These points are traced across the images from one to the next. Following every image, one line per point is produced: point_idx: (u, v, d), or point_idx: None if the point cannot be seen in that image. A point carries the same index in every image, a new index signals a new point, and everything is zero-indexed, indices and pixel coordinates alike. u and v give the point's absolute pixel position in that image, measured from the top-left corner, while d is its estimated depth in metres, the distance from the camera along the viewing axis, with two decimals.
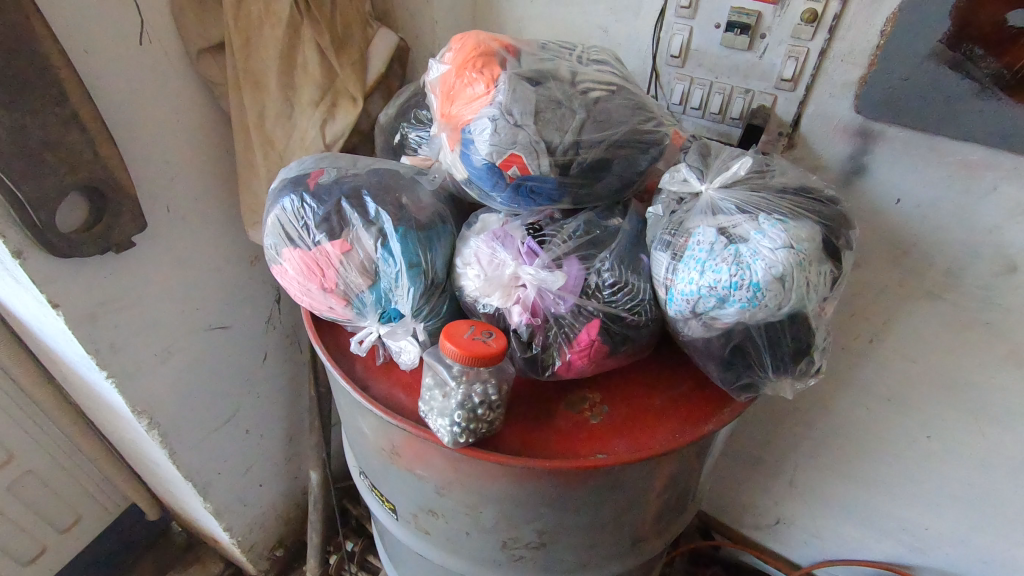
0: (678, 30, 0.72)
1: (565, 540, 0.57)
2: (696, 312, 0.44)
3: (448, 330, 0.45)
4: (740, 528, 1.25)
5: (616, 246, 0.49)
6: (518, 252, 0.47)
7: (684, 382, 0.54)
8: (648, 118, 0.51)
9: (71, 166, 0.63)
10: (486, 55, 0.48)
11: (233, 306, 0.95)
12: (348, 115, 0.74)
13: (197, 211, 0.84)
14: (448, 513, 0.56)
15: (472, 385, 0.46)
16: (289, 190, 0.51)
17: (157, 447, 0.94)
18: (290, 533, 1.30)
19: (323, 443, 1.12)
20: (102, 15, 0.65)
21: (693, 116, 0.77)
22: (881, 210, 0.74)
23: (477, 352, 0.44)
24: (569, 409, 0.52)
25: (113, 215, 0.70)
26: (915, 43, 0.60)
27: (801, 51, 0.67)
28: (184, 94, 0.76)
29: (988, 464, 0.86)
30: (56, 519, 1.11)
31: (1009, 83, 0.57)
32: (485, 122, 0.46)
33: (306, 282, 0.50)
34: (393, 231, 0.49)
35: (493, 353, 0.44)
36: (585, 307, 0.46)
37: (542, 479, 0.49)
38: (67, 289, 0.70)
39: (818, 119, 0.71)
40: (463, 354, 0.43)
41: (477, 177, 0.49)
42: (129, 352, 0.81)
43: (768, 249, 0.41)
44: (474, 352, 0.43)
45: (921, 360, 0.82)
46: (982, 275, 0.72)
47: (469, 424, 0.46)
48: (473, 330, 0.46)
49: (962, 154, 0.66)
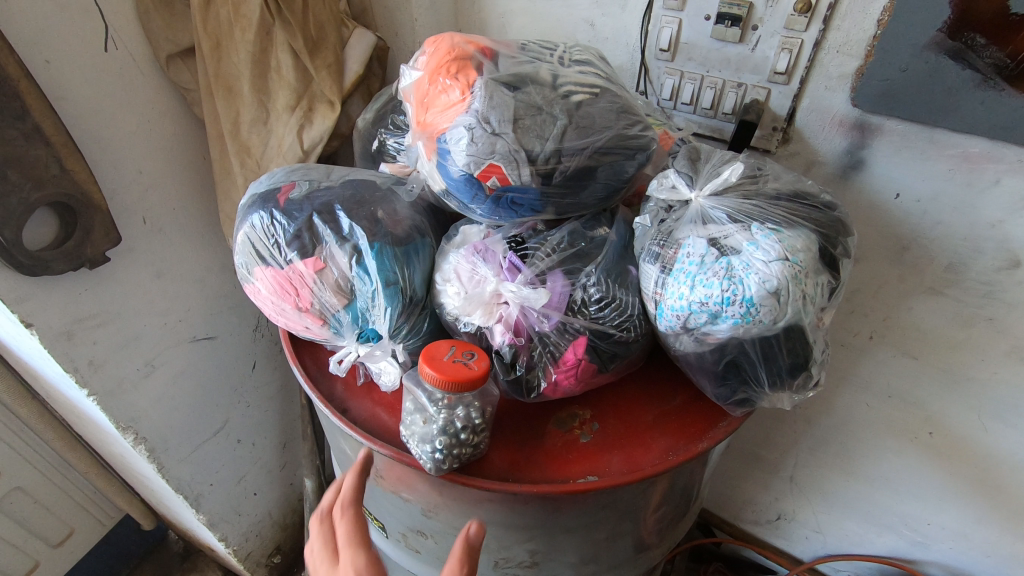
0: (666, 23, 0.69)
1: (558, 558, 0.55)
2: (686, 328, 0.42)
3: (427, 353, 0.43)
4: (741, 524, 1.24)
5: (602, 258, 0.46)
6: (499, 267, 0.45)
7: (677, 396, 0.52)
8: (633, 121, 0.48)
9: (36, 182, 0.60)
10: (460, 59, 0.45)
11: (217, 316, 0.93)
12: (325, 119, 0.71)
13: (174, 222, 0.81)
14: (437, 534, 0.54)
15: (454, 410, 0.44)
16: (259, 205, 0.49)
17: (145, 462, 0.92)
18: (288, 540, 1.29)
19: (316, 450, 1.10)
20: (63, 21, 0.62)
21: (684, 112, 0.75)
22: (880, 205, 0.71)
23: (463, 379, 0.42)
24: (558, 428, 0.50)
25: (85, 231, 0.68)
26: (914, 33, 0.58)
27: (794, 43, 0.64)
28: (155, 101, 0.73)
29: (991, 460, 0.85)
30: (48, 533, 1.09)
31: (1011, 73, 0.55)
32: (461, 131, 0.43)
33: (281, 302, 0.48)
34: (368, 247, 0.46)
35: (474, 377, 0.42)
36: (571, 325, 0.44)
37: (530, 502, 0.47)
38: (40, 308, 0.68)
39: (813, 113, 0.69)
40: (443, 379, 0.41)
41: (455, 189, 0.46)
42: (110, 368, 0.79)
43: (762, 262, 0.39)
44: (453, 376, 0.41)
45: (922, 356, 0.80)
46: (985, 271, 0.69)
47: (452, 450, 0.44)
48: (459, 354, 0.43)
49: (964, 147, 0.63)
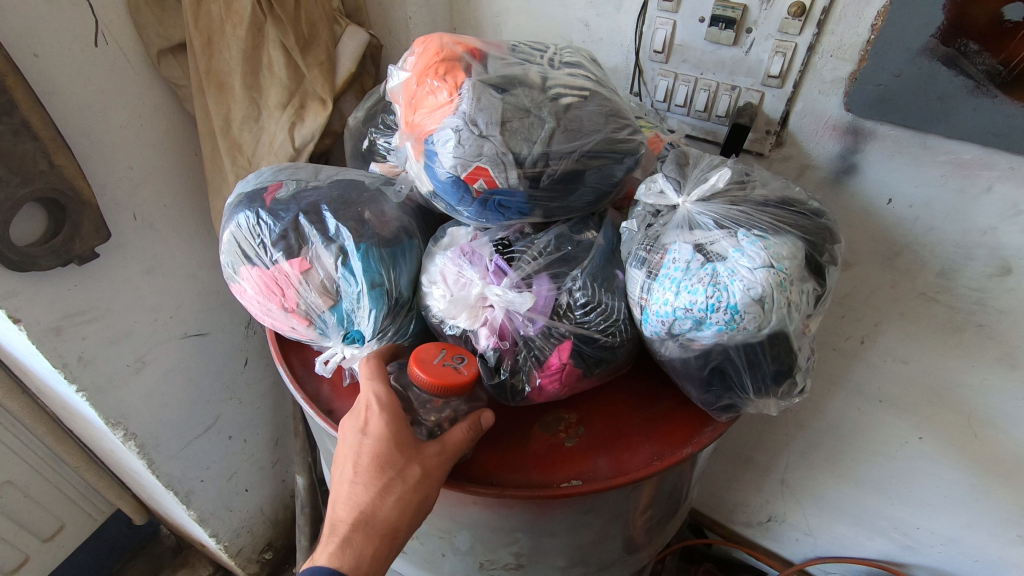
0: (661, 24, 0.69)
1: (544, 561, 0.55)
2: (672, 334, 0.42)
3: (416, 355, 0.43)
4: (732, 526, 1.24)
5: (589, 263, 0.46)
6: (485, 270, 0.45)
7: (664, 401, 0.52)
8: (622, 125, 0.48)
9: (24, 177, 0.60)
10: (449, 60, 0.45)
11: (208, 313, 0.93)
12: (317, 117, 0.71)
13: (166, 218, 0.81)
14: (422, 535, 0.54)
15: None
16: (245, 204, 0.49)
17: (136, 458, 0.92)
18: (279, 536, 1.29)
19: (308, 447, 1.10)
20: (52, 15, 0.61)
21: (678, 114, 0.75)
22: (873, 210, 0.71)
23: (453, 386, 0.42)
24: (544, 431, 0.50)
25: (73, 227, 0.67)
26: (908, 38, 0.57)
27: (788, 46, 0.64)
28: (146, 97, 0.73)
29: (981, 465, 0.85)
30: (39, 527, 1.09)
31: (1005, 80, 0.55)
32: (448, 133, 0.43)
33: (267, 302, 0.47)
34: (355, 248, 0.46)
35: (463, 381, 0.41)
36: (556, 329, 0.44)
37: (515, 505, 0.47)
38: (29, 303, 0.68)
39: (806, 117, 0.69)
40: (432, 383, 0.41)
41: (443, 191, 0.46)
42: (100, 364, 0.79)
43: (747, 269, 0.39)
44: (444, 381, 0.41)
45: (913, 362, 0.80)
46: (976, 277, 0.69)
47: None
48: (449, 357, 0.43)
49: (956, 153, 0.63)
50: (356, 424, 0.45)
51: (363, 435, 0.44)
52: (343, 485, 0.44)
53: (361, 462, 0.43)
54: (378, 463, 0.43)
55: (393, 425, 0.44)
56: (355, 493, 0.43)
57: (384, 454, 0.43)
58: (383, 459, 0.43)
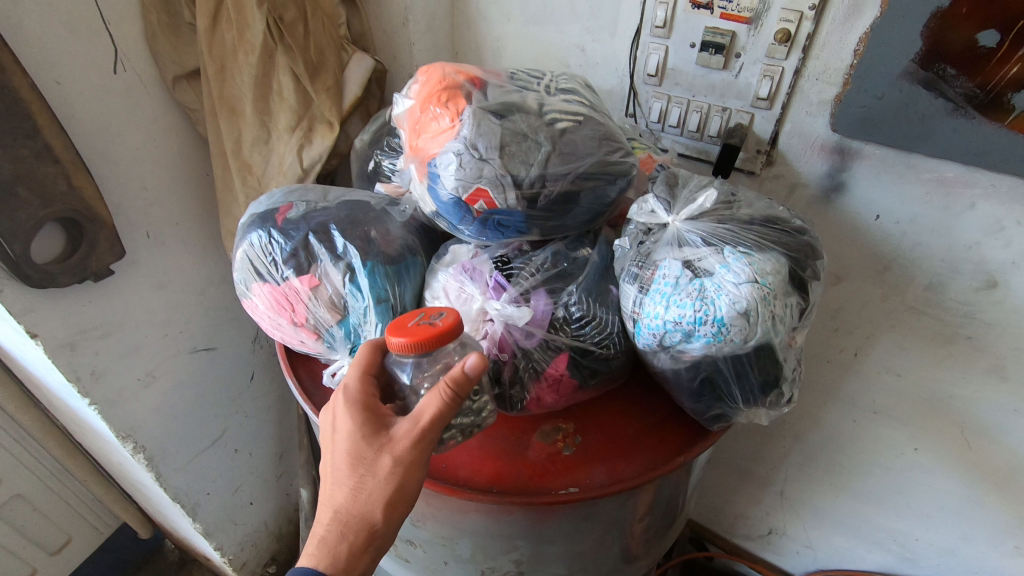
0: (654, 49, 0.72)
1: (544, 569, 0.57)
2: (662, 346, 0.44)
3: (391, 326, 0.43)
4: (733, 539, 1.25)
5: (584, 278, 0.48)
6: (486, 286, 0.47)
7: (658, 411, 0.54)
8: (616, 148, 0.50)
9: (44, 198, 0.63)
10: (451, 88, 0.48)
11: (216, 328, 0.96)
12: (324, 139, 0.74)
13: (177, 236, 0.84)
14: (425, 543, 0.55)
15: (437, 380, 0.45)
16: (258, 224, 0.51)
17: (143, 471, 0.94)
18: (283, 550, 1.30)
19: (312, 460, 1.11)
20: (75, 45, 0.64)
21: (672, 135, 0.77)
22: (861, 226, 0.73)
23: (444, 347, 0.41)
24: (542, 441, 0.51)
25: (90, 245, 0.70)
26: (889, 63, 0.60)
27: (776, 71, 0.67)
28: (161, 120, 0.76)
29: (976, 476, 0.86)
30: (46, 540, 1.11)
31: (983, 102, 0.57)
32: (450, 157, 0.45)
33: (277, 316, 0.50)
34: (361, 266, 0.48)
35: (441, 331, 0.41)
36: (553, 342, 0.46)
37: (515, 513, 0.49)
38: (45, 319, 0.70)
39: (795, 137, 0.71)
40: (413, 340, 0.40)
41: (445, 211, 0.49)
42: (111, 378, 0.81)
43: (732, 284, 0.41)
44: (422, 336, 0.41)
45: (906, 374, 0.82)
46: (964, 290, 0.71)
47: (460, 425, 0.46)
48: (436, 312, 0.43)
49: (939, 172, 0.65)
50: (330, 418, 0.45)
51: (334, 430, 0.44)
52: (325, 480, 0.44)
53: (336, 458, 0.43)
54: (349, 459, 0.43)
55: (360, 417, 0.43)
56: (335, 489, 0.44)
57: (354, 447, 0.43)
58: (353, 453, 0.43)
